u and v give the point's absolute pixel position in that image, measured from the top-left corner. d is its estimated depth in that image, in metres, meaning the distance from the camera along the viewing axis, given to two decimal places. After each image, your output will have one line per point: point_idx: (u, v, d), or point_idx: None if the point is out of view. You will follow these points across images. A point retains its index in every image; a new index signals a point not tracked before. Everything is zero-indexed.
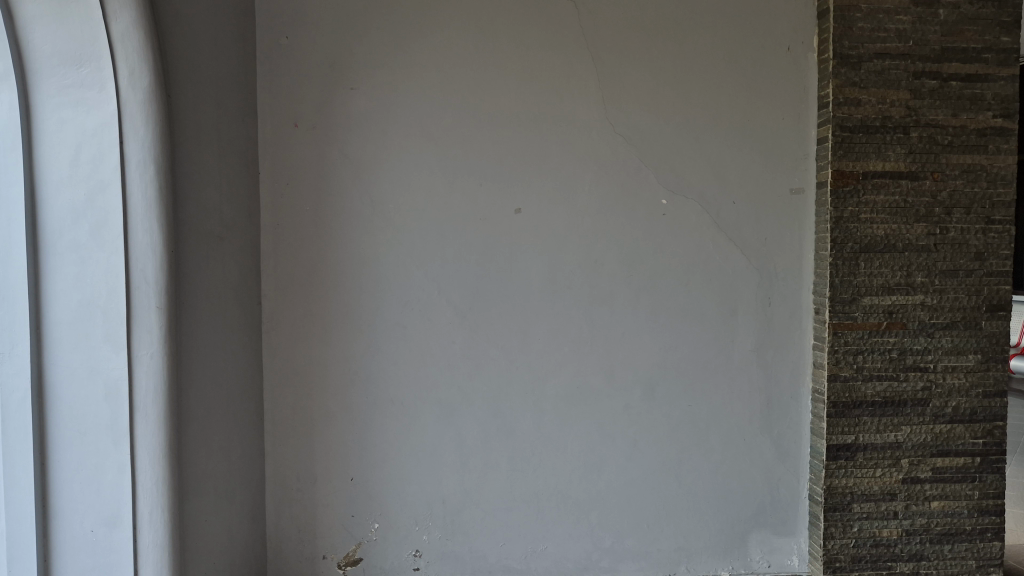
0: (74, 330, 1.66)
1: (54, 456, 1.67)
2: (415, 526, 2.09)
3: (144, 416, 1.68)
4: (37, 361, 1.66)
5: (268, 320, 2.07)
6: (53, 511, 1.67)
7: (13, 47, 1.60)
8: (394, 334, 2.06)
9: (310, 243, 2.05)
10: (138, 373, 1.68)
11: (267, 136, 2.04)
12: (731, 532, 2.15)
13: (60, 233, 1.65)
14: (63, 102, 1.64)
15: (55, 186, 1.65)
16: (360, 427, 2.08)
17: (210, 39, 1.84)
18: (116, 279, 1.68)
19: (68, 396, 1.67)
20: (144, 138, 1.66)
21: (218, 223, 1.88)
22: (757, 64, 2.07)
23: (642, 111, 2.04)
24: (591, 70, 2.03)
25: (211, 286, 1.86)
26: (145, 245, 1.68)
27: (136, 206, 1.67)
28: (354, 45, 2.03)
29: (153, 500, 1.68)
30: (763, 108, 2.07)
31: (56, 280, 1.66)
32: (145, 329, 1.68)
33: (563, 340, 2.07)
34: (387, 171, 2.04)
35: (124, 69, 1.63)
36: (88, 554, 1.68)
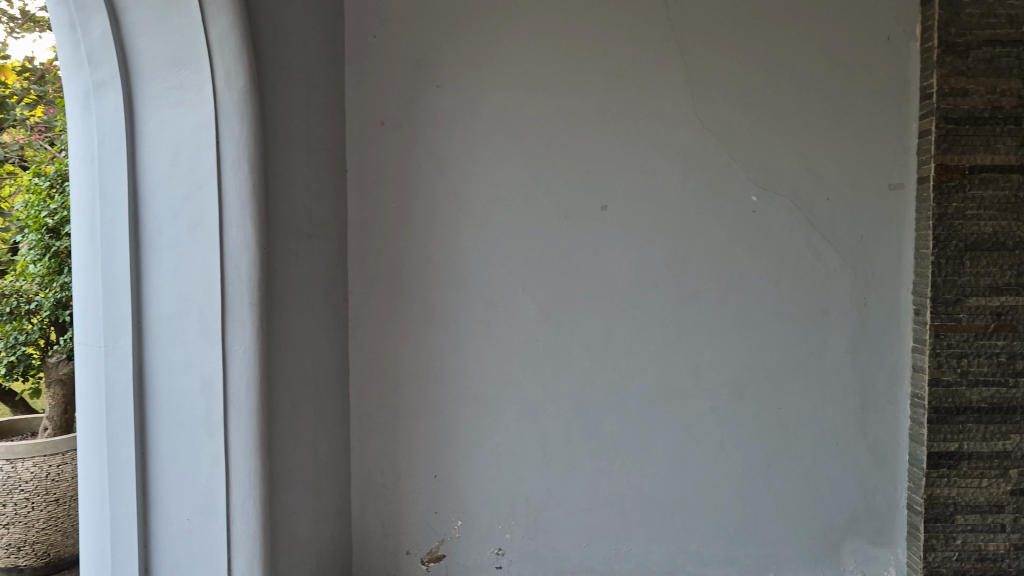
0: (171, 325, 1.73)
1: (153, 444, 1.75)
2: (497, 524, 2.09)
3: (237, 409, 1.73)
4: (138, 353, 1.74)
5: (354, 316, 2.10)
6: (152, 497, 1.75)
7: (119, 52, 1.69)
8: (478, 331, 2.07)
9: (396, 240, 2.08)
10: (232, 366, 1.74)
11: (355, 134, 2.07)
12: (823, 541, 2.07)
13: (160, 230, 1.73)
14: (163, 104, 1.73)
15: (155, 186, 1.73)
16: (444, 424, 2.09)
17: (301, 40, 1.88)
18: (212, 275, 1.73)
19: (167, 386, 1.74)
20: (239, 138, 1.71)
21: (307, 221, 1.92)
22: (854, 53, 1.99)
23: (732, 104, 1.99)
24: (680, 64, 1.99)
25: (301, 283, 1.90)
26: (239, 243, 1.73)
27: (231, 204, 1.72)
28: (440, 42, 2.04)
29: (246, 491, 1.74)
30: (860, 99, 1.99)
31: (154, 276, 1.74)
32: (238, 324, 1.73)
33: (649, 339, 2.03)
34: (472, 169, 2.04)
35: (221, 70, 1.69)
36: (184, 540, 1.75)
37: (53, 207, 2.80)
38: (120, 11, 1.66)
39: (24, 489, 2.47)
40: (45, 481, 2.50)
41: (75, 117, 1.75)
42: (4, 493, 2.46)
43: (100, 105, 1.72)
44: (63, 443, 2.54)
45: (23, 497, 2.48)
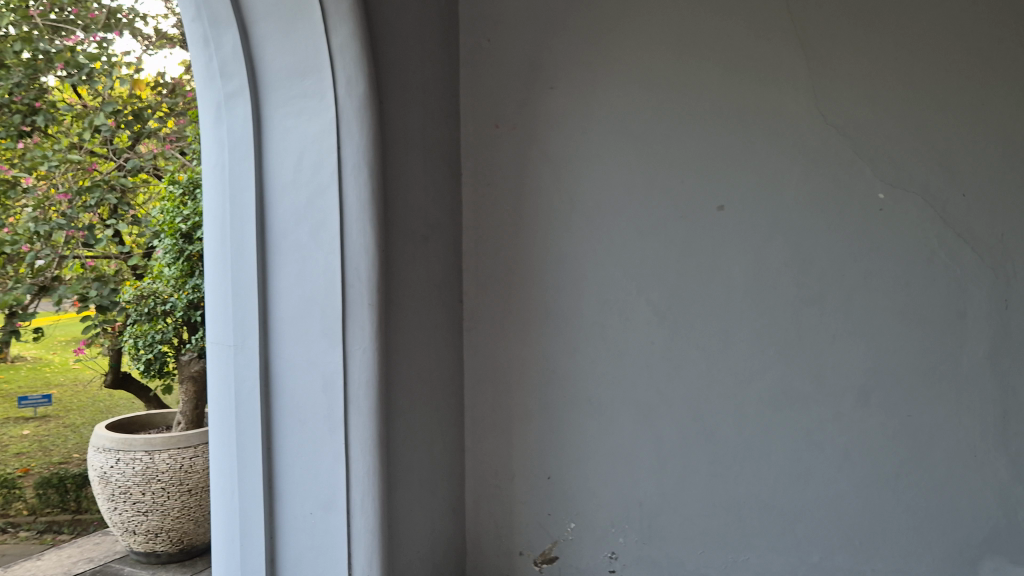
0: (296, 325, 1.80)
1: (278, 439, 1.83)
2: (611, 527, 2.06)
3: (357, 408, 1.78)
4: (265, 352, 1.83)
5: (469, 318, 2.17)
6: (277, 491, 1.84)
7: (248, 65, 1.80)
8: (591, 332, 2.05)
9: (511, 243, 2.12)
10: (351, 366, 1.78)
11: (470, 136, 2.16)
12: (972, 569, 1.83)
13: (285, 234, 1.81)
14: (288, 113, 1.81)
15: (280, 192, 1.81)
16: (557, 425, 2.10)
17: (418, 46, 1.94)
18: (332, 276, 1.78)
19: (291, 384, 1.82)
20: (358, 143, 1.76)
21: (423, 224, 1.97)
22: (994, 25, 1.76)
23: (856, 91, 1.84)
24: (800, 53, 1.87)
25: (418, 285, 1.95)
26: (359, 246, 1.77)
27: (351, 207, 1.77)
28: (554, 44, 2.06)
29: (364, 488, 1.78)
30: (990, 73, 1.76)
31: (280, 278, 1.81)
32: (358, 324, 1.78)
33: (769, 341, 1.92)
34: (585, 170, 2.04)
35: (342, 77, 1.75)
36: (306, 533, 1.82)
37: (184, 213, 3.16)
38: (249, 26, 1.77)
39: (161, 479, 2.82)
40: (179, 471, 2.84)
41: (211, 127, 1.89)
42: (144, 481, 2.81)
43: (232, 115, 1.84)
44: (195, 437, 2.89)
45: (161, 486, 2.83)
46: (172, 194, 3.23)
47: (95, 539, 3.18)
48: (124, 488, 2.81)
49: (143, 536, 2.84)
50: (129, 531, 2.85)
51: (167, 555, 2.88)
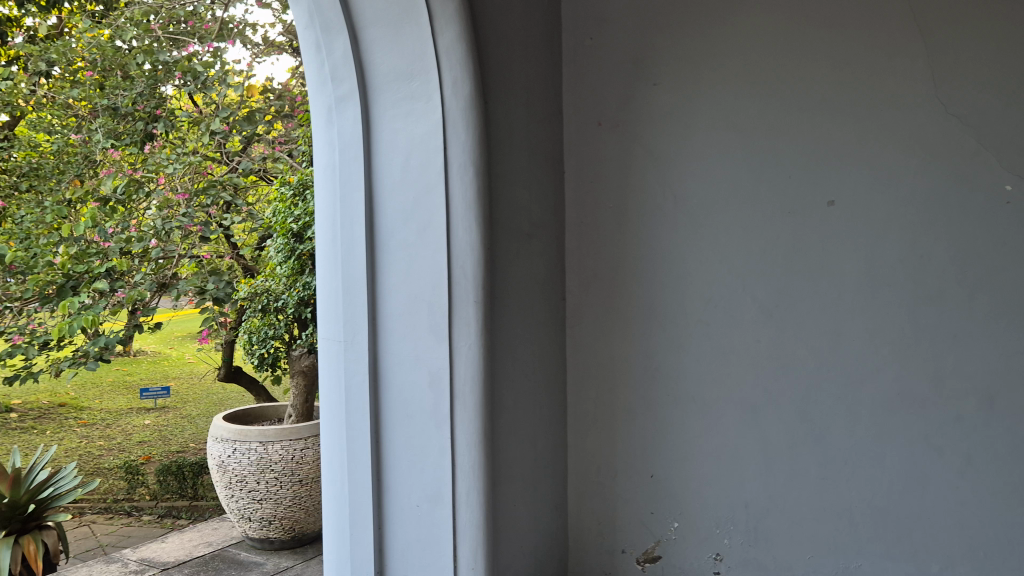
0: (404, 322, 1.85)
1: (387, 432, 1.89)
2: (716, 528, 2.01)
3: (463, 403, 1.81)
4: (373, 347, 1.88)
5: (572, 316, 2.18)
6: (386, 483, 1.89)
7: (358, 70, 1.86)
8: (696, 329, 2.01)
9: (614, 241, 2.11)
10: (457, 362, 1.81)
11: (574, 134, 2.17)
12: None
13: (394, 233, 1.86)
14: (396, 114, 1.86)
15: (388, 192, 1.86)
16: (659, 423, 2.07)
17: (521, 46, 1.96)
18: (439, 274, 1.81)
19: (399, 378, 1.87)
20: (464, 143, 1.78)
21: (527, 222, 1.99)
22: None
23: (980, 74, 1.71)
24: (916, 35, 1.75)
25: (521, 283, 1.97)
26: (465, 244, 1.80)
27: (457, 207, 1.80)
28: (658, 39, 2.04)
29: (470, 482, 1.81)
30: None
31: (389, 276, 1.87)
32: (464, 321, 1.81)
33: (882, 340, 1.81)
34: (689, 165, 2.01)
35: (448, 79, 1.78)
36: (413, 525, 1.86)
37: (297, 214, 3.25)
38: (359, 31, 1.83)
39: (274, 468, 2.95)
40: (291, 462, 2.97)
41: (322, 130, 1.96)
42: (258, 470, 2.95)
43: (342, 118, 1.90)
44: (306, 430, 3.01)
45: (274, 476, 2.96)
46: (285, 196, 3.32)
47: (213, 524, 3.36)
48: (240, 476, 2.96)
49: (258, 522, 2.99)
50: (245, 517, 3.00)
51: (281, 541, 3.02)
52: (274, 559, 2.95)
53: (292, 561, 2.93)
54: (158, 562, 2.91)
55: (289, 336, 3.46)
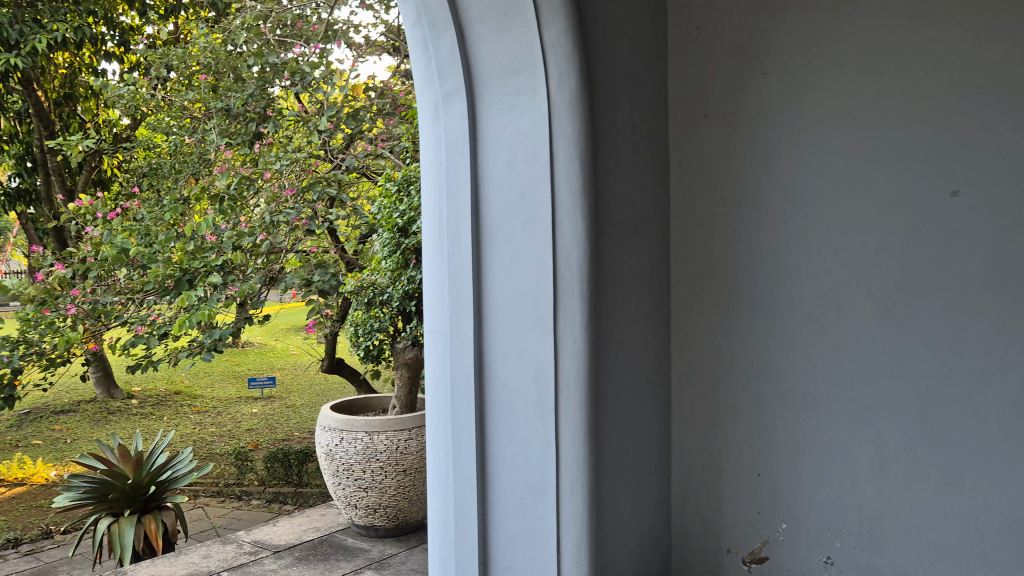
0: (509, 315, 1.87)
1: (491, 424, 1.91)
2: (826, 531, 1.93)
3: (567, 397, 1.80)
4: (478, 340, 1.91)
5: (677, 311, 2.16)
6: (490, 474, 1.92)
7: (465, 66, 1.88)
8: (806, 325, 1.95)
9: (720, 234, 2.08)
10: (562, 356, 1.81)
11: (680, 126, 2.14)
12: None
13: (500, 227, 1.88)
14: (502, 109, 1.87)
15: (494, 187, 1.88)
16: (767, 421, 2.02)
17: (626, 38, 1.95)
18: (545, 267, 1.81)
19: (504, 371, 1.89)
20: (570, 136, 1.77)
21: (632, 215, 1.98)
22: None
23: None
24: None
25: (626, 277, 1.95)
26: (571, 237, 1.79)
27: (563, 200, 1.79)
28: (768, 26, 1.98)
29: (574, 476, 1.80)
30: None
31: (495, 269, 1.89)
32: (569, 314, 1.79)
33: (1012, 339, 1.68)
34: (800, 155, 1.94)
35: (554, 73, 1.78)
36: (517, 517, 1.88)
37: (402, 210, 3.30)
38: (465, 28, 1.86)
39: (380, 458, 3.05)
40: (396, 452, 3.06)
41: (430, 125, 2.00)
42: (365, 460, 3.05)
43: (448, 114, 1.93)
44: (410, 421, 3.09)
45: (379, 465, 3.05)
46: (390, 192, 3.38)
47: (321, 510, 3.47)
48: (347, 465, 3.07)
49: (363, 510, 3.07)
50: (352, 505, 3.09)
51: (385, 529, 3.09)
52: (379, 546, 3.02)
53: (396, 548, 2.99)
54: (270, 545, 3.03)
55: (393, 329, 3.54)
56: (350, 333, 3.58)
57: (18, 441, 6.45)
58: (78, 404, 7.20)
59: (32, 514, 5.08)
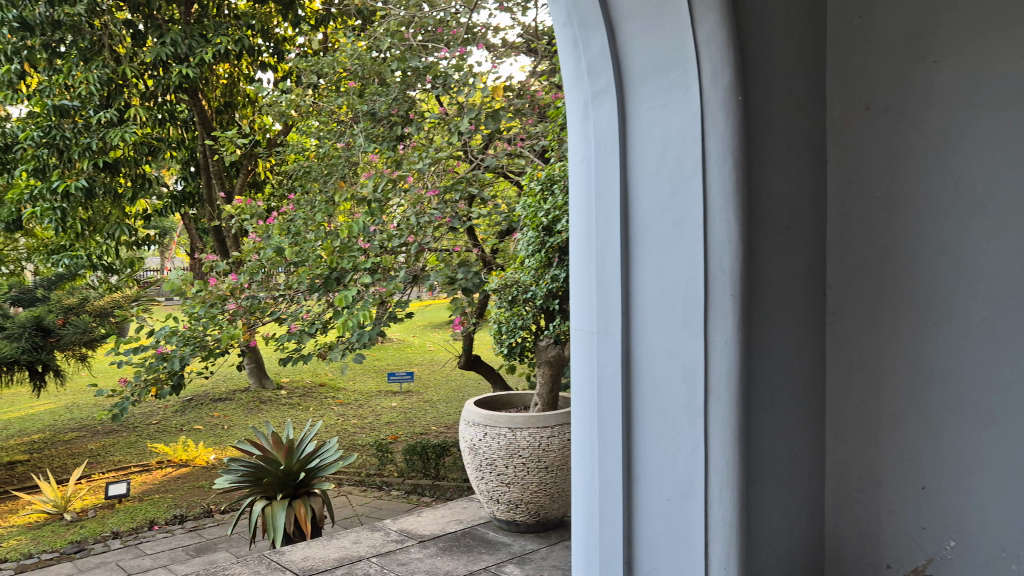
0: (657, 315, 1.85)
1: (638, 424, 1.90)
2: (1002, 552, 1.81)
3: (717, 399, 1.76)
4: (626, 339, 1.91)
5: (833, 313, 2.07)
6: (636, 476, 1.91)
7: (614, 65, 1.88)
8: (978, 331, 1.82)
9: (881, 233, 1.98)
10: (712, 357, 1.77)
11: (839, 121, 2.05)
12: None
13: (649, 226, 1.86)
14: (652, 106, 1.85)
15: (643, 186, 1.87)
16: (933, 431, 1.90)
17: (782, 31, 1.89)
18: (694, 267, 1.78)
19: (652, 372, 1.87)
20: (723, 133, 1.73)
21: (786, 214, 1.91)
22: None
23: None
24: None
25: (779, 277, 1.89)
26: (723, 236, 1.74)
27: (714, 198, 1.75)
28: (940, 13, 1.86)
29: (724, 480, 1.76)
30: None
31: (643, 269, 1.87)
32: (720, 315, 1.75)
33: None
34: (974, 147, 1.81)
35: (707, 70, 1.74)
36: (664, 519, 1.86)
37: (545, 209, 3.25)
38: (616, 27, 1.86)
39: (522, 454, 3.09)
40: (538, 449, 3.09)
41: (579, 125, 2.01)
42: (507, 455, 3.10)
43: (597, 112, 1.93)
44: (552, 419, 3.12)
45: (521, 461, 3.09)
46: (534, 191, 3.38)
47: (463, 503, 3.55)
48: (490, 460, 3.14)
49: (505, 505, 3.13)
50: (495, 499, 3.15)
51: (525, 525, 3.14)
52: (520, 541, 3.06)
53: (537, 544, 3.03)
54: (416, 534, 3.14)
55: (536, 327, 3.65)
56: (494, 331, 3.77)
57: (181, 426, 6.97)
58: (234, 393, 7.72)
59: (195, 493, 5.47)
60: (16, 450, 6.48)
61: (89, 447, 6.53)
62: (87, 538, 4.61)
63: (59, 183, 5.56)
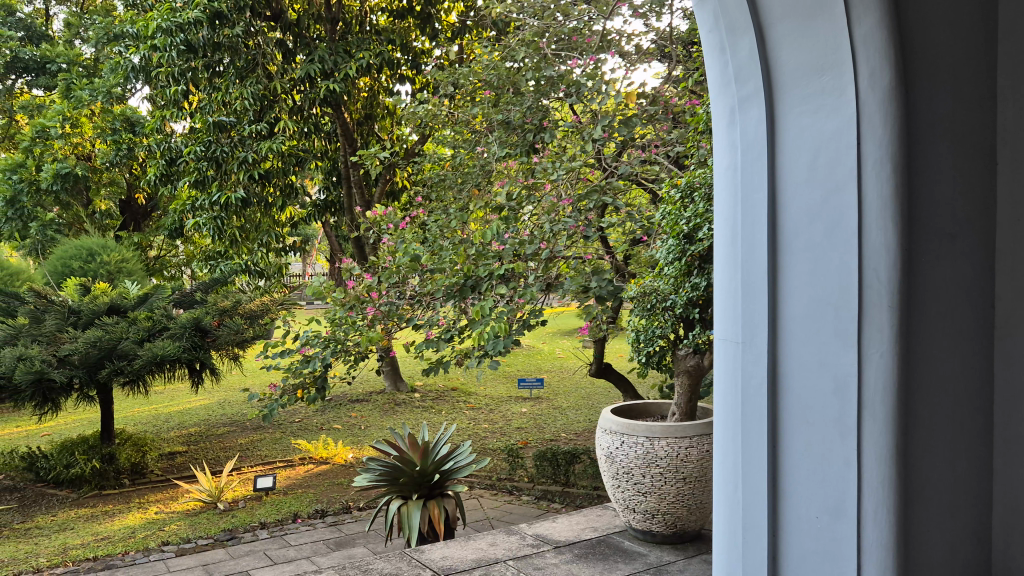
0: (806, 326, 1.78)
1: (784, 438, 1.84)
2: None
3: (872, 415, 1.68)
4: (772, 350, 1.86)
5: (1001, 327, 1.95)
6: (782, 491, 1.85)
7: (763, 69, 1.83)
8: None
9: None
10: (867, 371, 1.69)
11: (1009, 123, 1.93)
12: None
13: (798, 233, 1.80)
14: (803, 110, 1.79)
15: (792, 192, 1.82)
16: None
17: (947, 29, 1.79)
18: (848, 276, 1.70)
19: (801, 385, 1.80)
20: (882, 137, 1.66)
21: (950, 220, 1.81)
22: None
23: None
24: None
25: (942, 288, 1.79)
26: (880, 244, 1.67)
27: (870, 205, 1.68)
28: None
29: (879, 499, 1.68)
30: None
31: (791, 278, 1.82)
32: (876, 326, 1.67)
33: None
34: None
35: (865, 72, 1.67)
36: (811, 536, 1.79)
37: (687, 215, 3.20)
38: (765, 30, 1.82)
39: (660, 464, 3.06)
40: (677, 459, 3.05)
41: (724, 131, 1.97)
42: (645, 465, 3.08)
43: (744, 118, 1.89)
44: (691, 429, 3.08)
45: (659, 471, 3.06)
46: (674, 199, 3.34)
47: (597, 511, 3.55)
48: (627, 468, 3.12)
49: (642, 514, 3.11)
50: (631, 508, 3.14)
51: (662, 535, 3.11)
52: (656, 552, 3.03)
53: (674, 556, 2.98)
54: (552, 540, 3.16)
55: (674, 336, 3.56)
56: (630, 339, 3.62)
57: (322, 424, 7.31)
58: (370, 395, 8.08)
59: (335, 489, 5.70)
60: (176, 442, 6.97)
61: (239, 442, 6.94)
62: (238, 527, 4.90)
63: (219, 194, 5.96)
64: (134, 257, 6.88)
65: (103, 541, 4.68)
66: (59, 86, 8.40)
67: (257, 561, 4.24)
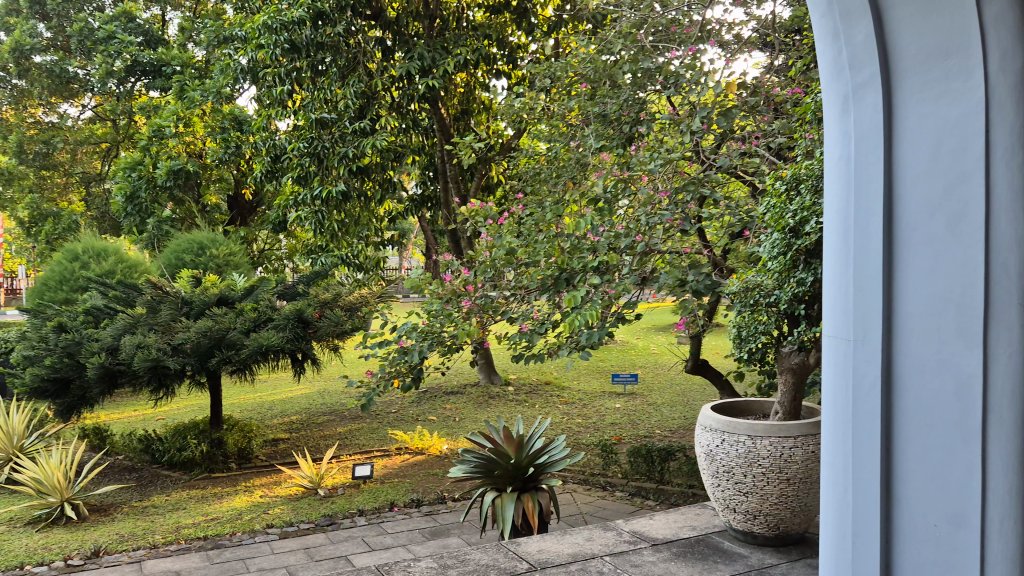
0: (926, 323, 1.70)
1: (899, 439, 1.76)
2: None
3: (998, 418, 1.59)
4: (887, 349, 1.78)
5: None
6: (896, 496, 1.77)
7: (880, 55, 1.75)
8: None
9: None
10: (993, 372, 1.59)
11: None
12: None
13: (917, 226, 1.72)
14: (925, 97, 1.69)
15: (911, 184, 1.73)
16: None
17: None
18: (973, 271, 1.61)
19: (919, 385, 1.72)
20: (1012, 124, 1.56)
21: None
22: None
23: None
24: None
25: None
26: (1010, 238, 1.57)
27: (999, 196, 1.58)
28: None
29: (1006, 507, 1.58)
30: None
31: (909, 273, 1.74)
32: (1005, 324, 1.57)
33: None
34: None
35: (995, 55, 1.57)
36: (928, 545, 1.70)
37: (794, 209, 3.07)
38: (883, 15, 1.74)
39: (762, 464, 2.98)
40: (779, 459, 2.96)
41: (836, 120, 1.90)
42: (746, 464, 3.00)
43: (859, 106, 1.82)
44: (794, 428, 2.99)
45: (761, 471, 2.98)
46: (778, 191, 3.23)
47: (696, 510, 3.48)
48: (728, 467, 3.05)
49: (742, 515, 3.04)
50: (731, 508, 3.07)
51: (763, 537, 3.03)
52: (758, 554, 2.96)
53: (776, 559, 2.90)
54: (648, 537, 3.13)
55: (778, 332, 3.44)
56: (732, 335, 3.55)
57: (417, 416, 7.44)
58: (464, 387, 8.17)
59: (430, 479, 5.80)
60: (279, 429, 7.23)
61: (338, 431, 7.14)
62: (338, 513, 5.04)
63: (320, 188, 6.13)
64: (241, 251, 7.18)
65: (213, 521, 4.90)
66: (174, 88, 8.84)
67: (356, 547, 4.36)
